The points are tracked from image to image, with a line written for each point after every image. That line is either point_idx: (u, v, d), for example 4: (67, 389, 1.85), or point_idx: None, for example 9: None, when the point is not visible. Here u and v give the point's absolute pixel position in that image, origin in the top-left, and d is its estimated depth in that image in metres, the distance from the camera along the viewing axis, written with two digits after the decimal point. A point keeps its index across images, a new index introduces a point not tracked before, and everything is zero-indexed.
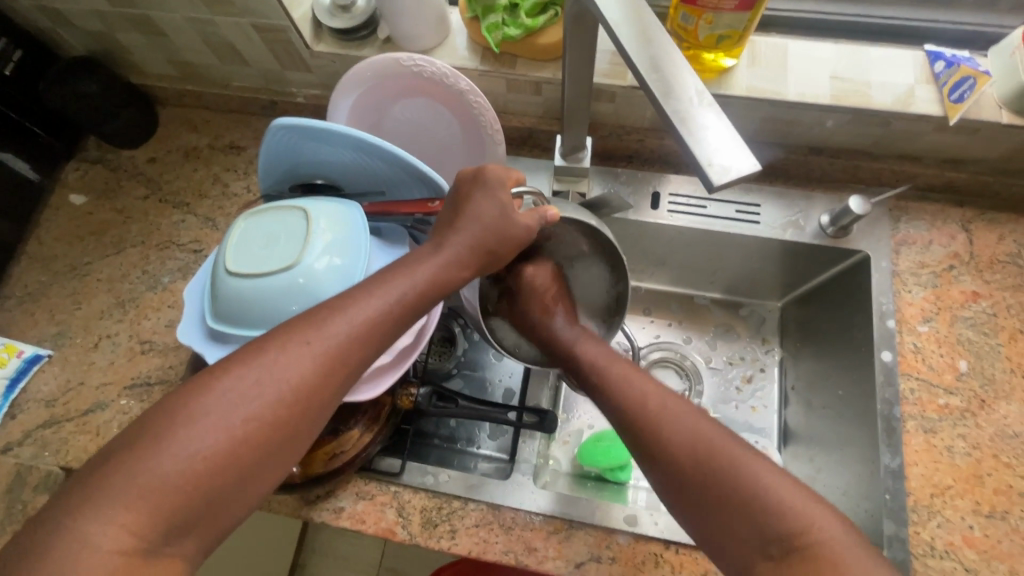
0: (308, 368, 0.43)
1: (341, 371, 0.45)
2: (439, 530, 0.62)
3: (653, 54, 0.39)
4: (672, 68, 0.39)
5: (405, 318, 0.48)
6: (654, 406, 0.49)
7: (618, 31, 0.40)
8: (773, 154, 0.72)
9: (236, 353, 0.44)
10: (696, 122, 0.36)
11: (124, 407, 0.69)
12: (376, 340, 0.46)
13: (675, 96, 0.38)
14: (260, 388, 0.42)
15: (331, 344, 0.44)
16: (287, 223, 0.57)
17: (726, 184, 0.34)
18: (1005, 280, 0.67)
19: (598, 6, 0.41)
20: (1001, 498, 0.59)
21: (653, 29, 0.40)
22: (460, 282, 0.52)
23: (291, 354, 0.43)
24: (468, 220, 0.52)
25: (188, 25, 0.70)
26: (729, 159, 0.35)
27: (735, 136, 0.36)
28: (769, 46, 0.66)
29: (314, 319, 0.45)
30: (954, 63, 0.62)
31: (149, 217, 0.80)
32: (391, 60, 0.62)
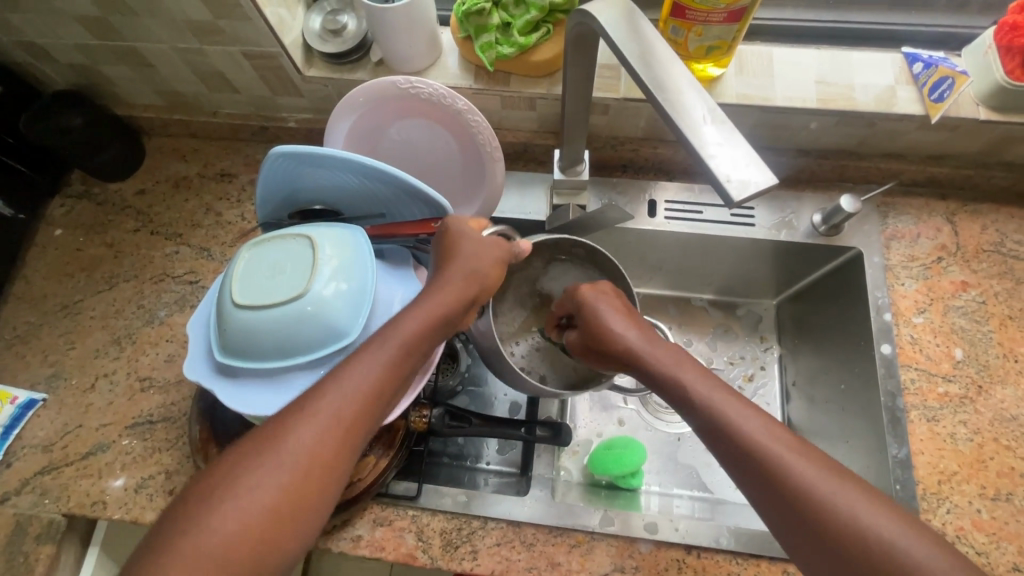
0: (313, 434, 0.43)
1: (347, 429, 0.45)
2: (461, 551, 0.62)
3: (662, 75, 0.40)
4: (681, 88, 0.40)
5: (402, 366, 0.48)
6: (779, 456, 0.44)
7: (626, 53, 0.41)
8: (764, 158, 0.73)
9: (243, 440, 0.44)
10: (709, 137, 0.37)
11: (126, 447, 0.68)
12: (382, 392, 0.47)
13: (687, 115, 0.38)
14: (268, 465, 0.42)
15: (329, 407, 0.45)
16: (290, 251, 0.56)
17: (745, 199, 0.35)
18: (990, 269, 0.70)
19: (604, 29, 0.42)
20: (1004, 481, 0.61)
21: (659, 50, 0.41)
22: (451, 321, 0.52)
23: (291, 427, 0.44)
24: (454, 256, 0.54)
25: (175, 55, 0.69)
26: (746, 174, 0.36)
27: (748, 151, 0.37)
28: (755, 55, 0.67)
29: (312, 389, 0.46)
30: (932, 64, 0.64)
31: (141, 250, 0.78)
32: (388, 83, 0.62)
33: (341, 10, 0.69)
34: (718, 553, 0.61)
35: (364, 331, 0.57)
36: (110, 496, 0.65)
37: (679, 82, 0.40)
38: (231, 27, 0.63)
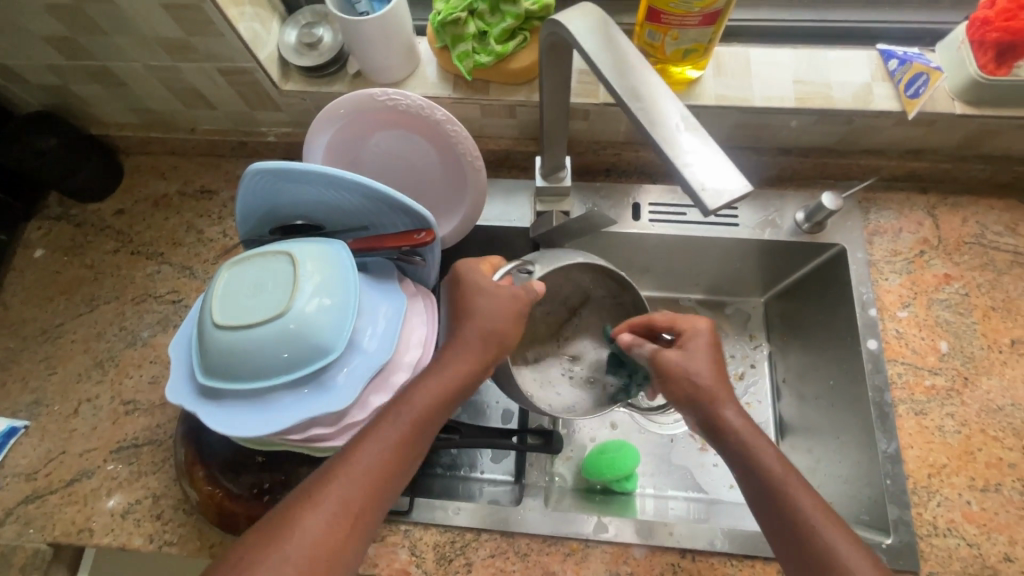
0: (322, 523, 0.45)
1: (355, 516, 0.46)
2: (455, 564, 0.61)
3: (635, 84, 0.40)
4: (655, 97, 0.39)
5: (408, 447, 0.50)
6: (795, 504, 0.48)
7: (599, 63, 0.41)
8: (745, 158, 0.73)
9: (252, 529, 0.45)
10: (683, 145, 0.37)
11: (112, 472, 0.67)
12: (389, 477, 0.48)
13: (661, 125, 0.38)
14: (275, 558, 0.43)
15: (338, 493, 0.46)
16: (271, 270, 0.55)
17: (719, 205, 0.35)
18: (972, 261, 0.71)
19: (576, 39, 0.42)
20: (993, 471, 0.62)
21: (632, 59, 0.41)
22: (464, 393, 0.54)
23: (300, 516, 0.44)
24: (468, 317, 0.55)
25: (149, 73, 0.68)
26: (719, 181, 0.36)
27: (723, 158, 0.37)
28: (732, 56, 0.68)
29: (322, 473, 0.47)
30: (907, 60, 0.64)
31: (122, 271, 0.77)
32: (365, 95, 0.61)
33: (317, 23, 0.69)
34: (713, 555, 0.61)
35: (348, 347, 0.56)
36: (97, 523, 0.64)
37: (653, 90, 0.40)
38: (204, 43, 0.62)
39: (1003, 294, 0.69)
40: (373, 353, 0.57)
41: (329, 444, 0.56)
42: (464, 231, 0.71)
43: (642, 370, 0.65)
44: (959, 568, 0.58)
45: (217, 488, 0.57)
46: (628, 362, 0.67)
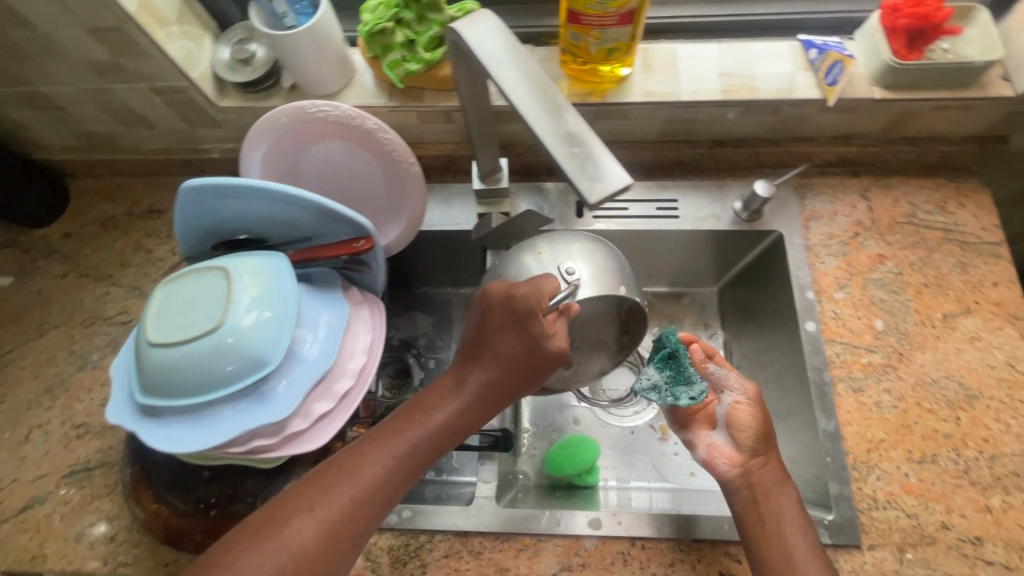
0: (319, 534, 0.50)
1: (351, 533, 0.51)
2: (409, 567, 0.62)
3: (525, 84, 0.41)
4: (542, 97, 0.41)
5: (405, 473, 0.54)
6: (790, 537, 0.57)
7: (491, 67, 0.41)
8: (681, 151, 0.75)
9: (254, 518, 0.51)
10: (570, 145, 0.39)
11: (64, 497, 0.66)
12: (389, 500, 0.54)
13: (548, 123, 0.40)
14: (271, 553, 0.48)
15: (338, 509, 0.51)
16: (206, 286, 0.56)
17: (602, 199, 0.37)
18: (904, 240, 0.73)
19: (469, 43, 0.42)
20: (929, 443, 0.64)
21: (522, 61, 0.42)
22: (473, 423, 0.58)
23: (299, 522, 0.50)
24: (497, 357, 0.56)
25: (84, 96, 0.68)
26: (604, 177, 0.38)
27: (606, 154, 0.39)
28: (659, 53, 0.69)
29: (324, 481, 0.52)
30: (824, 49, 0.66)
31: (70, 295, 0.77)
32: (295, 108, 0.62)
33: (250, 39, 0.70)
34: (662, 542, 0.62)
35: (288, 357, 0.57)
36: (50, 549, 0.64)
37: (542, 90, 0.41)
38: (134, 63, 0.62)
39: (934, 271, 0.71)
40: (314, 361, 0.58)
41: (272, 455, 0.56)
42: (410, 236, 0.72)
43: (703, 386, 0.65)
44: (899, 539, 0.60)
45: (162, 507, 0.57)
46: (686, 370, 0.66)
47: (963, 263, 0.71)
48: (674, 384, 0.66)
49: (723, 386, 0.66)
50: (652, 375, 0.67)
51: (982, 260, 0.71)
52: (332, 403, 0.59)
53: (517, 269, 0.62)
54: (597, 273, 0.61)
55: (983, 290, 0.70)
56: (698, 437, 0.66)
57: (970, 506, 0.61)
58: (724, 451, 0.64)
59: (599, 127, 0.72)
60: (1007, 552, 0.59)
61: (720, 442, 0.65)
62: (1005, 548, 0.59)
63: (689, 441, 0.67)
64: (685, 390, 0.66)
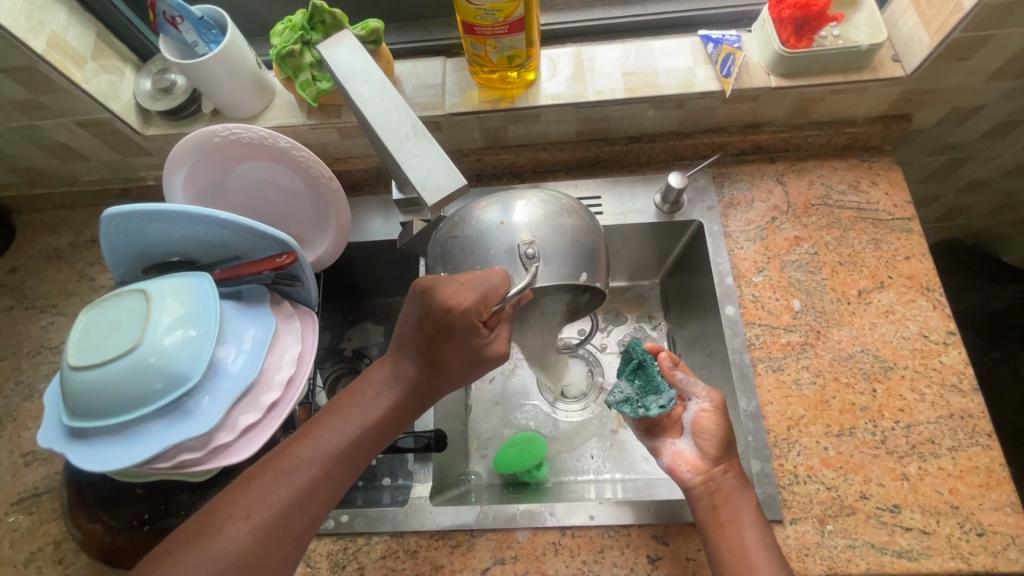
0: (258, 536, 0.50)
1: (294, 531, 0.52)
2: (348, 570, 0.63)
3: (378, 99, 0.44)
4: (392, 109, 0.43)
5: (345, 470, 0.56)
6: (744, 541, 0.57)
7: (348, 84, 0.44)
8: (600, 150, 0.78)
9: (183, 532, 0.50)
10: (415, 153, 0.41)
11: (12, 524, 0.68)
12: (331, 497, 0.55)
13: (394, 134, 0.42)
14: (205, 565, 0.48)
15: (276, 511, 0.51)
16: (128, 308, 0.58)
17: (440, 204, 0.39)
18: (820, 221, 0.75)
19: (330, 61, 0.45)
20: (847, 416, 0.65)
21: (375, 75, 0.44)
22: (410, 413, 0.60)
23: (234, 529, 0.49)
24: (433, 352, 0.57)
25: (13, 134, 0.71)
26: (441, 181, 0.41)
27: (443, 160, 0.41)
28: (566, 57, 0.72)
29: (258, 486, 0.52)
30: (719, 44, 0.69)
31: (16, 327, 0.79)
32: (207, 132, 0.64)
33: (168, 69, 0.72)
34: (591, 530, 0.63)
35: (211, 372, 0.59)
36: None
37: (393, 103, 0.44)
38: (54, 100, 0.65)
39: (849, 249, 0.73)
40: (237, 375, 0.60)
41: (200, 469, 0.58)
42: (341, 246, 0.75)
43: (671, 393, 0.65)
44: (820, 511, 0.62)
45: (96, 526, 0.59)
46: (655, 379, 0.66)
47: (876, 239, 0.73)
48: (644, 393, 0.66)
49: (691, 394, 0.65)
50: (624, 387, 0.67)
51: (894, 235, 0.73)
52: (259, 415, 0.60)
53: (475, 241, 0.57)
54: (559, 257, 0.56)
55: (895, 264, 0.72)
56: (663, 444, 0.66)
57: (888, 475, 0.62)
58: (688, 459, 0.64)
59: (515, 131, 0.75)
60: (925, 517, 0.60)
61: (685, 450, 0.64)
62: (923, 513, 0.61)
63: (655, 448, 0.66)
64: (655, 398, 0.65)
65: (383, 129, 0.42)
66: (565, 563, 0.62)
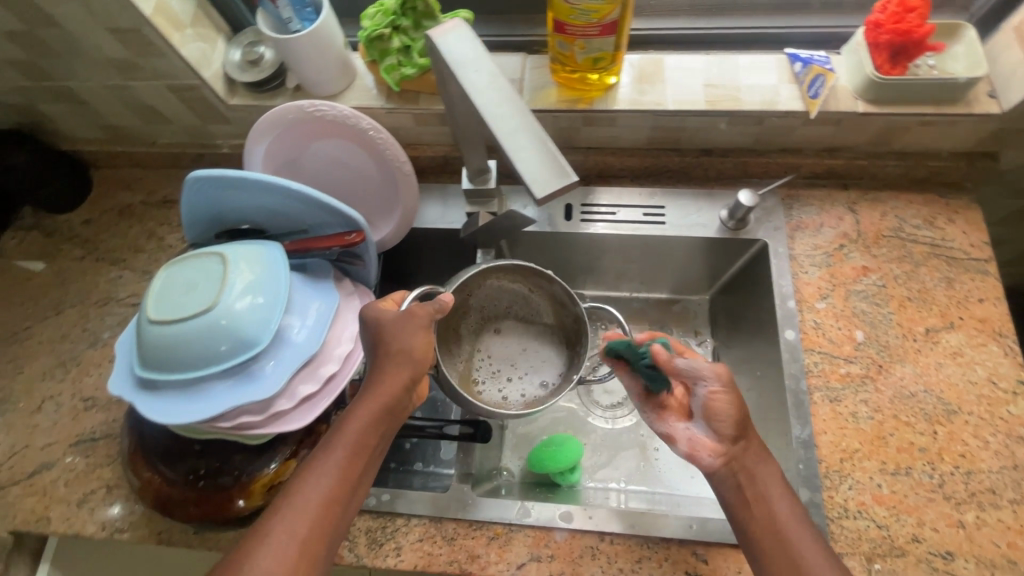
0: (276, 559, 0.46)
1: (307, 552, 0.47)
2: (385, 548, 0.64)
3: (490, 89, 0.44)
4: (504, 100, 0.44)
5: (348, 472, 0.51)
6: (781, 516, 0.55)
7: (459, 70, 0.44)
8: (669, 160, 0.77)
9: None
10: (523, 145, 0.42)
11: (69, 464, 0.71)
12: (328, 505, 0.49)
13: (506, 125, 0.43)
14: None
15: (286, 532, 0.47)
16: (204, 269, 0.60)
17: (549, 198, 0.40)
18: (890, 253, 0.73)
19: (443, 48, 0.45)
20: (904, 456, 0.64)
21: (489, 65, 0.44)
22: (403, 399, 0.55)
23: (252, 558, 0.46)
24: (386, 345, 0.55)
25: (106, 91, 0.74)
26: (551, 175, 0.41)
27: (554, 155, 0.42)
28: (648, 63, 0.71)
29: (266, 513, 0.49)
30: (808, 63, 0.67)
31: (87, 277, 0.82)
32: (294, 107, 0.66)
33: (259, 42, 0.74)
34: (630, 539, 0.63)
35: (277, 340, 0.60)
36: (53, 511, 0.69)
37: (506, 96, 0.44)
38: (151, 63, 0.68)
39: (919, 285, 0.71)
40: (301, 345, 0.61)
41: (257, 432, 0.60)
42: (404, 231, 0.76)
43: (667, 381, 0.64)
44: (868, 549, 0.60)
45: (155, 474, 0.62)
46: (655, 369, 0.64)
47: (948, 278, 0.71)
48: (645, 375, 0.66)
49: (697, 378, 0.59)
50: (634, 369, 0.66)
51: (968, 276, 0.71)
52: (318, 386, 0.62)
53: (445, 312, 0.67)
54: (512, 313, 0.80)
55: (967, 305, 0.70)
56: (677, 431, 0.62)
57: (943, 521, 0.61)
58: (703, 443, 0.59)
59: (588, 133, 0.75)
60: (979, 568, 0.58)
61: (700, 433, 0.60)
62: (978, 564, 0.59)
63: (668, 435, 0.62)
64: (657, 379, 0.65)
65: (495, 119, 0.43)
66: (601, 569, 0.62)
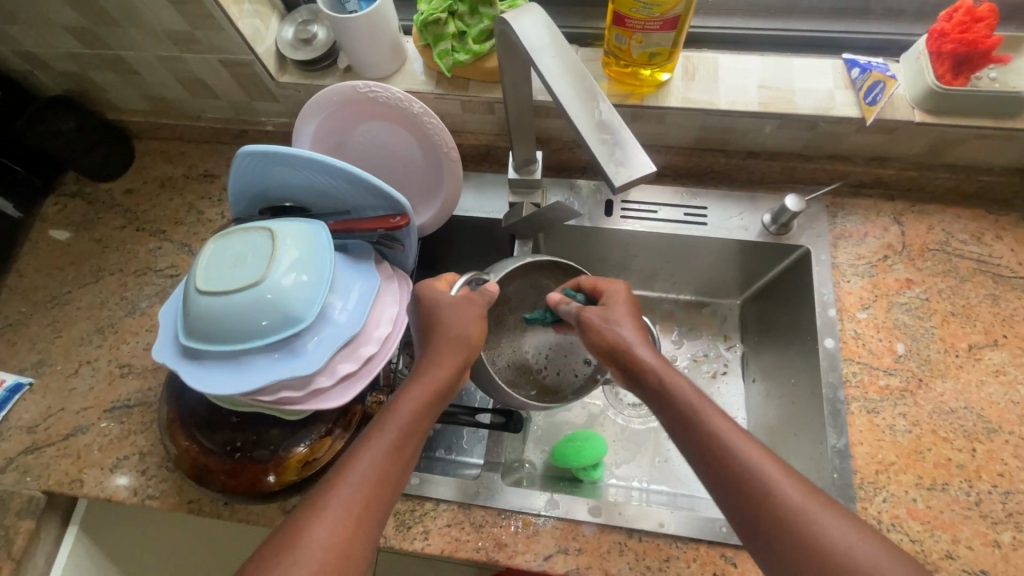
0: (334, 526, 0.47)
1: (361, 520, 0.48)
2: (413, 531, 0.65)
3: (567, 76, 0.45)
4: (583, 86, 0.44)
5: (402, 447, 0.52)
6: (696, 405, 0.51)
7: (535, 57, 0.45)
8: (714, 160, 0.77)
9: (267, 543, 0.47)
10: (600, 130, 0.42)
11: (104, 429, 0.72)
12: (382, 478, 0.50)
13: (584, 111, 0.43)
14: (289, 564, 0.45)
15: (343, 500, 0.48)
16: (253, 244, 0.60)
17: (626, 185, 0.40)
18: (935, 267, 0.72)
19: (519, 35, 0.46)
20: (941, 471, 0.63)
21: (567, 55, 0.45)
22: (452, 378, 0.56)
23: (308, 524, 0.47)
24: (438, 325, 0.57)
25: (158, 62, 0.74)
26: (628, 161, 0.41)
27: (633, 142, 0.42)
28: (701, 62, 0.71)
29: (323, 482, 0.49)
30: (867, 69, 0.66)
31: (127, 246, 0.83)
32: (348, 87, 0.66)
33: (312, 21, 0.75)
34: (659, 537, 0.63)
35: (319, 318, 0.61)
36: (86, 474, 0.69)
37: (583, 82, 0.45)
38: (207, 36, 0.68)
39: (963, 300, 0.70)
40: (342, 325, 0.61)
41: (296, 408, 0.60)
42: (444, 218, 0.75)
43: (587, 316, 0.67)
44: None
45: (192, 444, 0.63)
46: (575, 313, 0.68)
47: (994, 295, 0.70)
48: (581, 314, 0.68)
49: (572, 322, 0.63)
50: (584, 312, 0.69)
51: (1014, 294, 0.70)
52: (357, 366, 0.62)
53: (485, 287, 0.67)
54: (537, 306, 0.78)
55: (1012, 324, 0.69)
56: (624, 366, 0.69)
57: (979, 539, 0.60)
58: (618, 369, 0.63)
59: (635, 129, 0.74)
60: None
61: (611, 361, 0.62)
62: None
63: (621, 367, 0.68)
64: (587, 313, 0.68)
65: (571, 105, 0.43)
66: (628, 565, 0.62)
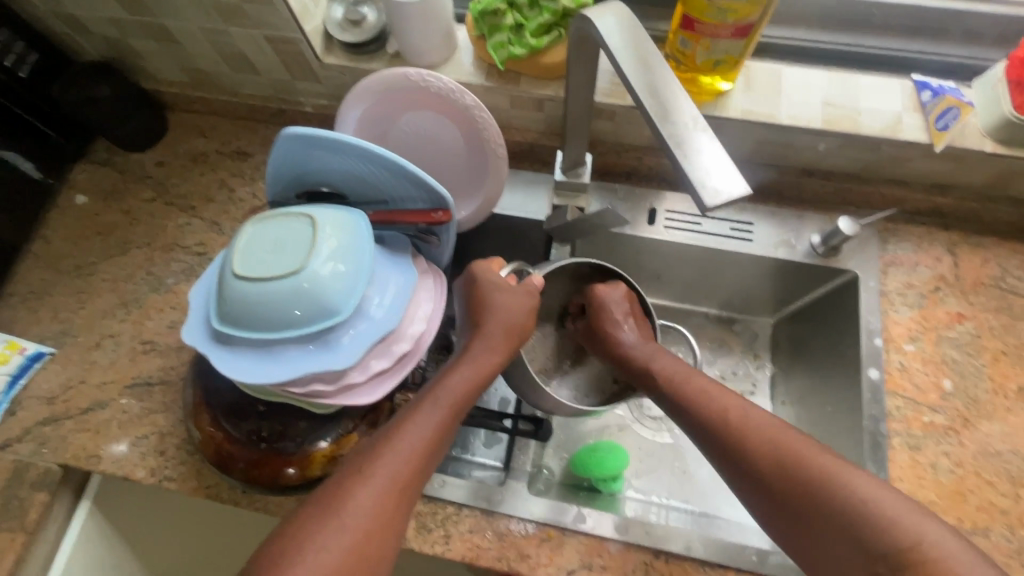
0: (379, 493, 0.46)
1: (404, 490, 0.47)
2: (433, 535, 0.63)
3: (652, 80, 0.42)
4: (669, 91, 0.42)
5: (447, 425, 0.51)
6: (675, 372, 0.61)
7: (618, 59, 0.43)
8: (765, 175, 0.74)
9: (308, 503, 0.46)
10: (689, 142, 0.40)
11: (124, 406, 0.70)
12: (428, 451, 0.49)
13: (671, 119, 0.41)
14: (334, 525, 0.44)
15: (390, 468, 0.47)
16: (293, 229, 0.58)
17: (718, 206, 0.37)
18: (988, 303, 0.70)
19: (602, 33, 0.44)
20: (983, 515, 0.61)
21: (650, 57, 0.43)
22: (499, 364, 0.56)
23: (354, 488, 0.46)
24: (491, 311, 0.58)
25: (201, 34, 0.72)
26: (716, 181, 0.38)
27: (726, 159, 0.39)
28: (764, 72, 0.68)
29: (367, 449, 0.49)
30: (941, 93, 0.64)
31: (155, 219, 0.81)
32: (400, 74, 0.64)
33: (362, 2, 0.72)
34: (686, 560, 0.61)
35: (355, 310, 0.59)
36: (104, 451, 0.68)
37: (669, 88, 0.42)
38: (256, 11, 0.66)
39: (1016, 340, 0.68)
40: (378, 320, 0.59)
41: (325, 402, 0.58)
42: (483, 215, 0.73)
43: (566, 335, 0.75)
44: None
45: (218, 431, 0.62)
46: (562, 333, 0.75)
47: None
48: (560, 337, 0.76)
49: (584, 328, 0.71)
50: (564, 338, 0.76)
51: None
52: (389, 363, 0.61)
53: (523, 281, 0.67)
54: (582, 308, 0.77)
55: None
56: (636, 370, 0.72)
57: None
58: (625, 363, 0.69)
59: None
60: None
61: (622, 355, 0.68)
62: None
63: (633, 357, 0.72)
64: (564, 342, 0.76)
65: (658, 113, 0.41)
66: None
